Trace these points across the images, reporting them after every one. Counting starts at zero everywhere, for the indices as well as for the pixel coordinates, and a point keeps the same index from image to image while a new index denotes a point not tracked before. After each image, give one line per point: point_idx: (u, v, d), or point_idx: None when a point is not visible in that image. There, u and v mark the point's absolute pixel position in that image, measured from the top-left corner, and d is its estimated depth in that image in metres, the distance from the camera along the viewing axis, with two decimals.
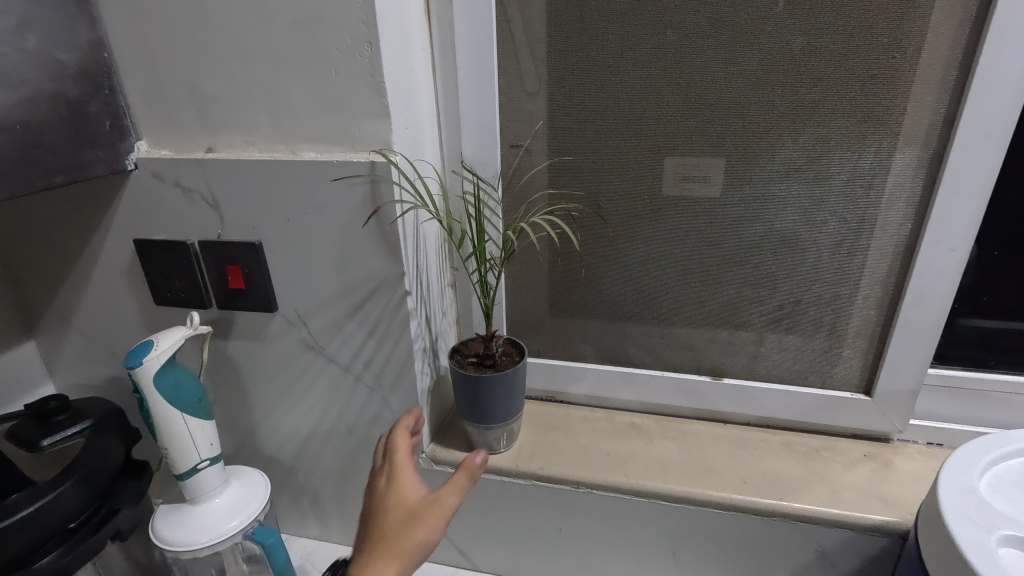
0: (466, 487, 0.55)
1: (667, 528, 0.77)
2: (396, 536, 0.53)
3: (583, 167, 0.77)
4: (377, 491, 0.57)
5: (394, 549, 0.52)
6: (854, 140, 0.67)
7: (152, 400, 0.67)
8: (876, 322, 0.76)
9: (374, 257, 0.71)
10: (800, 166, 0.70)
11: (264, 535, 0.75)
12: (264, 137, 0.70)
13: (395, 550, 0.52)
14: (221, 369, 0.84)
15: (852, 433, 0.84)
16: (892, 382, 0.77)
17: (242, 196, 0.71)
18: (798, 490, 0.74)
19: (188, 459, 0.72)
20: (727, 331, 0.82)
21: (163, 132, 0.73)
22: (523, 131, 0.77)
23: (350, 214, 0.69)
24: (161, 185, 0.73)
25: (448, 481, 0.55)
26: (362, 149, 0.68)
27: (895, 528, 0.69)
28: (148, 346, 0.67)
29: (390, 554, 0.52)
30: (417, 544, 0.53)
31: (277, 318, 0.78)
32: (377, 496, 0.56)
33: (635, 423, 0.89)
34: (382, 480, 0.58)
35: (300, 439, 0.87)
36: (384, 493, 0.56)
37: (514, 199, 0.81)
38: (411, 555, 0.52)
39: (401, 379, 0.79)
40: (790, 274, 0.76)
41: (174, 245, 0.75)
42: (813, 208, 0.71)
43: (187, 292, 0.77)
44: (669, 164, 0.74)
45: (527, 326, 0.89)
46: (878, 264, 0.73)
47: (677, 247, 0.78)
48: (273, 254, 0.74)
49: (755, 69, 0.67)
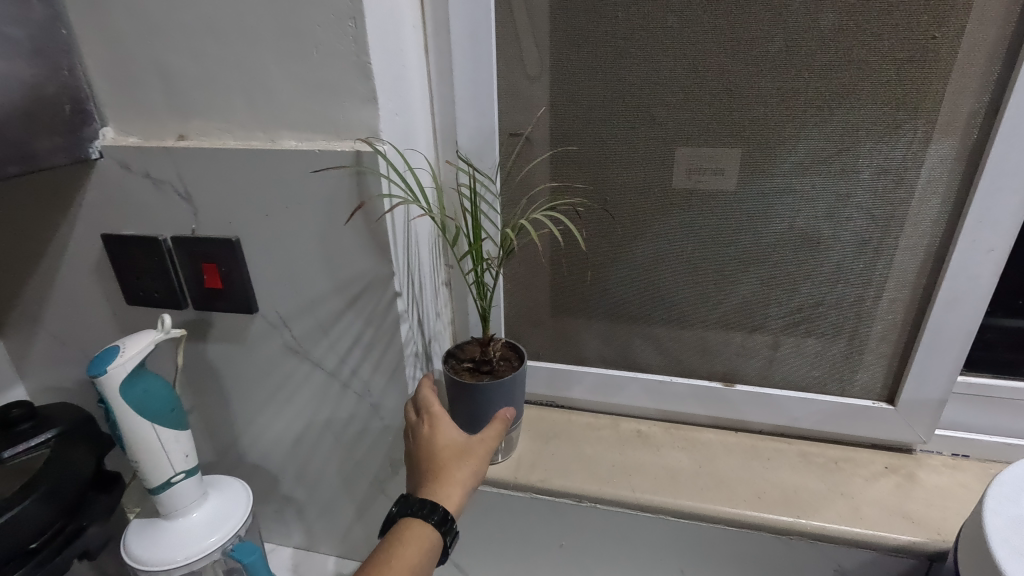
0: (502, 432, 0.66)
1: (676, 545, 0.73)
2: (455, 468, 0.62)
3: (588, 158, 0.71)
4: (422, 435, 0.65)
5: (454, 478, 0.61)
6: (886, 129, 0.61)
7: (119, 410, 0.62)
8: (903, 327, 0.71)
9: (361, 256, 0.65)
10: (826, 157, 0.64)
11: (244, 552, 0.69)
12: (240, 123, 0.64)
13: (456, 478, 0.61)
14: (199, 373, 0.78)
15: (871, 444, 0.79)
16: (918, 391, 0.72)
17: (216, 188, 0.65)
18: (816, 506, 0.69)
19: (162, 472, 0.67)
20: (741, 334, 0.76)
21: (131, 118, 0.66)
22: (524, 118, 0.71)
23: (334, 209, 0.63)
24: (129, 176, 0.67)
25: (487, 425, 0.66)
26: (347, 137, 0.62)
27: (921, 548, 0.64)
28: (114, 352, 0.62)
29: (452, 482, 0.61)
30: (472, 474, 0.63)
31: (257, 321, 0.72)
32: (425, 437, 0.64)
33: (640, 431, 0.84)
34: (425, 424, 0.65)
35: (284, 447, 0.82)
36: (430, 435, 0.64)
37: (514, 192, 0.76)
38: (466, 483, 0.62)
39: (392, 386, 0.73)
40: (811, 274, 0.70)
41: (144, 242, 0.69)
42: (839, 203, 0.66)
43: (160, 292, 0.72)
44: (682, 155, 0.68)
45: (527, 327, 0.84)
46: (907, 265, 0.68)
47: (689, 244, 0.72)
48: (252, 252, 0.68)
49: (779, 49, 0.61)
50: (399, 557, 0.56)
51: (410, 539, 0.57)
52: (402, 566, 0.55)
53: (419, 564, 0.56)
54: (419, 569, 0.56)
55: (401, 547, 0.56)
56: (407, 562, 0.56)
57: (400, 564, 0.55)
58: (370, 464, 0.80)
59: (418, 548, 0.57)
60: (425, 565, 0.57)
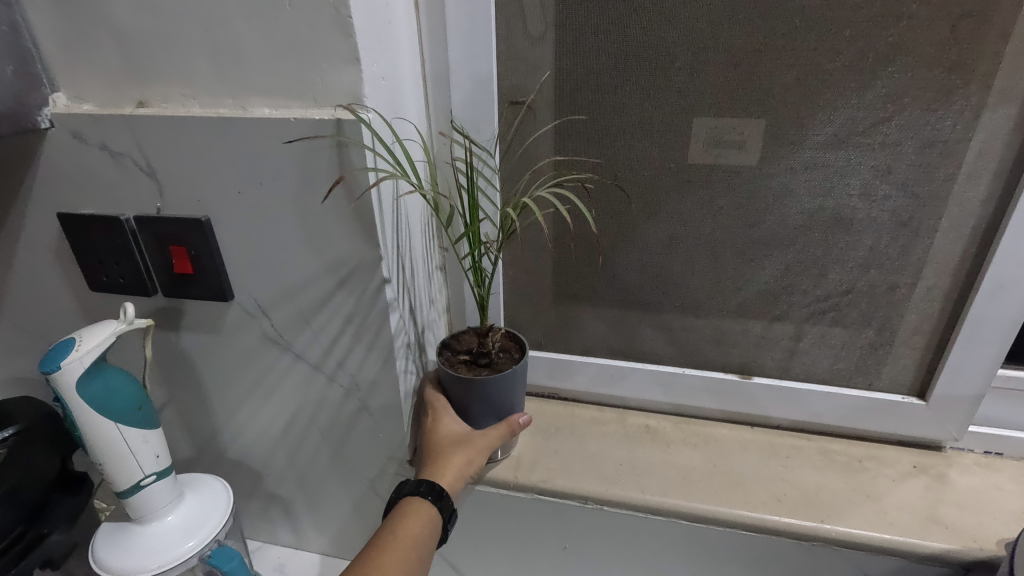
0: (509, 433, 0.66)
1: (688, 550, 0.68)
2: (450, 453, 0.63)
3: (598, 128, 0.64)
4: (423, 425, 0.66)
5: (449, 461, 0.62)
6: (935, 97, 0.54)
7: (76, 410, 0.56)
8: (940, 317, 0.65)
9: (345, 238, 0.59)
10: (863, 129, 0.57)
11: (223, 559, 0.65)
12: (206, 88, 0.56)
13: (451, 462, 0.62)
14: (174, 366, 0.72)
15: (898, 440, 0.74)
16: (953, 386, 0.67)
17: (182, 162, 0.58)
18: (841, 510, 0.64)
19: (130, 475, 0.61)
20: (761, 323, 0.70)
21: (84, 83, 0.59)
22: (526, 84, 0.64)
23: (313, 185, 0.56)
24: (85, 148, 0.60)
25: (490, 421, 0.67)
26: (326, 104, 0.55)
27: (956, 557, 0.59)
28: (68, 345, 0.56)
29: (447, 466, 0.62)
30: (468, 461, 0.63)
31: (234, 309, 0.66)
32: (426, 427, 0.66)
33: (649, 426, 0.79)
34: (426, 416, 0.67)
35: (267, 443, 0.76)
36: (430, 425, 0.65)
37: (514, 167, 0.69)
38: (462, 469, 0.63)
39: (381, 380, 0.67)
40: (841, 258, 0.64)
41: (105, 222, 0.62)
42: (877, 180, 0.59)
43: (125, 278, 0.65)
44: (701, 126, 0.61)
45: (528, 315, 0.78)
46: (948, 249, 0.61)
47: (706, 225, 0.66)
48: (224, 234, 0.61)
49: (817, 3, 0.53)
50: (402, 528, 0.56)
51: (410, 513, 0.58)
52: (407, 534, 0.56)
53: (421, 536, 0.57)
54: (423, 540, 0.57)
55: (402, 519, 0.57)
56: (412, 531, 0.56)
57: (404, 532, 0.56)
58: (359, 462, 0.75)
59: (419, 521, 0.57)
60: (429, 539, 0.57)
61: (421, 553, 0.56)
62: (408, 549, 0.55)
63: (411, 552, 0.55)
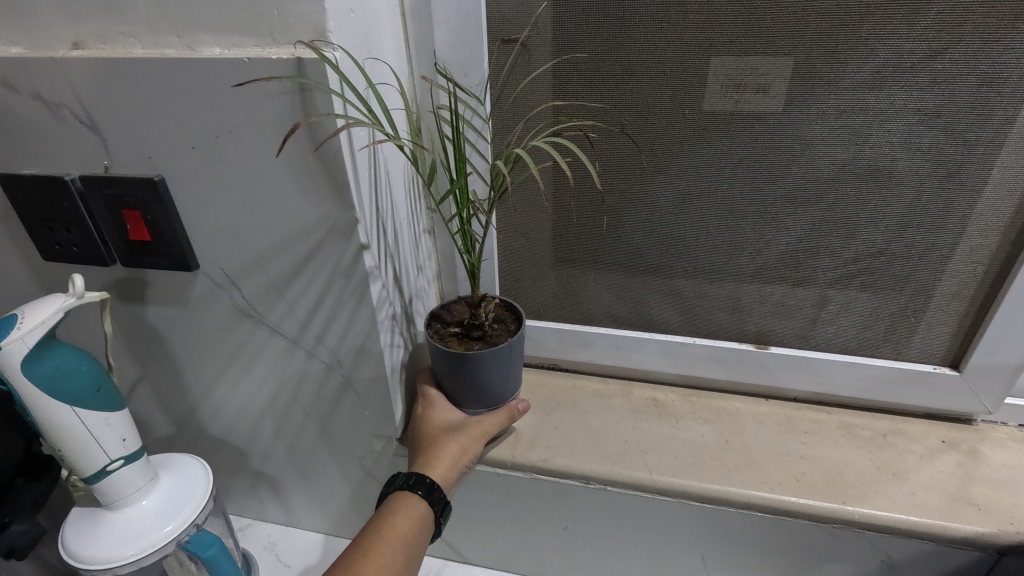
0: (508, 420, 0.63)
1: (697, 531, 0.64)
2: (444, 442, 0.59)
3: (601, 69, 0.56)
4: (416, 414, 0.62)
5: (442, 451, 0.58)
6: (999, 25, 0.47)
7: (24, 393, 0.50)
8: (982, 281, 0.59)
9: (316, 198, 0.52)
10: (911, 66, 0.49)
11: (202, 545, 0.59)
12: (148, 25, 0.49)
13: (444, 451, 0.58)
14: (143, 340, 0.67)
15: (925, 413, 0.69)
16: (992, 356, 0.61)
17: (127, 114, 0.51)
18: (864, 490, 0.59)
19: (93, 460, 0.56)
20: (781, 288, 0.64)
21: (9, 22, 0.51)
22: (519, 19, 0.56)
23: (276, 137, 0.49)
24: (17, 99, 0.53)
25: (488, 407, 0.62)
26: (285, 42, 0.47)
27: (989, 541, 0.55)
28: (10, 323, 0.50)
29: (440, 456, 0.58)
30: (461, 451, 0.59)
31: (200, 280, 0.60)
32: (418, 416, 0.62)
33: (656, 399, 0.73)
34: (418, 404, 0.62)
35: (248, 422, 0.71)
36: (421, 413, 0.61)
37: (507, 116, 0.61)
38: (457, 459, 0.59)
39: (365, 355, 0.62)
40: (874, 217, 0.57)
41: (49, 183, 0.55)
42: (922, 126, 0.52)
43: (78, 247, 0.59)
44: (719, 66, 0.53)
45: (524, 281, 0.71)
46: (998, 204, 0.54)
47: (723, 180, 0.59)
48: (182, 196, 0.55)
49: None
50: (389, 527, 0.52)
51: (398, 509, 0.54)
52: (393, 534, 0.52)
53: (409, 535, 0.53)
54: (411, 539, 0.53)
55: (389, 518, 0.53)
56: (398, 531, 0.52)
57: (390, 532, 0.52)
58: (345, 440, 0.70)
59: (408, 518, 0.53)
60: (419, 537, 0.54)
61: (410, 553, 0.52)
62: (395, 551, 0.51)
63: (399, 552, 0.51)
